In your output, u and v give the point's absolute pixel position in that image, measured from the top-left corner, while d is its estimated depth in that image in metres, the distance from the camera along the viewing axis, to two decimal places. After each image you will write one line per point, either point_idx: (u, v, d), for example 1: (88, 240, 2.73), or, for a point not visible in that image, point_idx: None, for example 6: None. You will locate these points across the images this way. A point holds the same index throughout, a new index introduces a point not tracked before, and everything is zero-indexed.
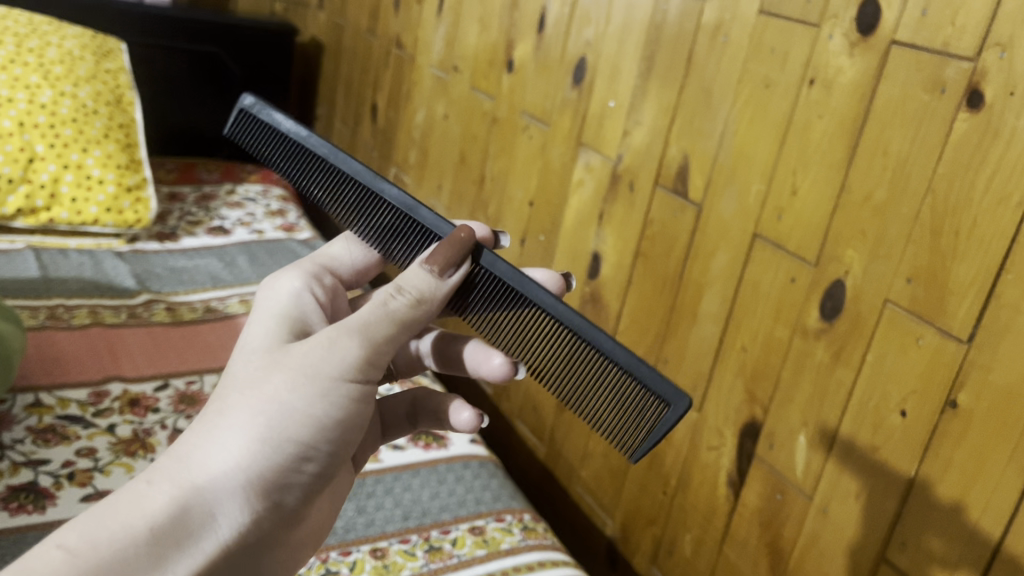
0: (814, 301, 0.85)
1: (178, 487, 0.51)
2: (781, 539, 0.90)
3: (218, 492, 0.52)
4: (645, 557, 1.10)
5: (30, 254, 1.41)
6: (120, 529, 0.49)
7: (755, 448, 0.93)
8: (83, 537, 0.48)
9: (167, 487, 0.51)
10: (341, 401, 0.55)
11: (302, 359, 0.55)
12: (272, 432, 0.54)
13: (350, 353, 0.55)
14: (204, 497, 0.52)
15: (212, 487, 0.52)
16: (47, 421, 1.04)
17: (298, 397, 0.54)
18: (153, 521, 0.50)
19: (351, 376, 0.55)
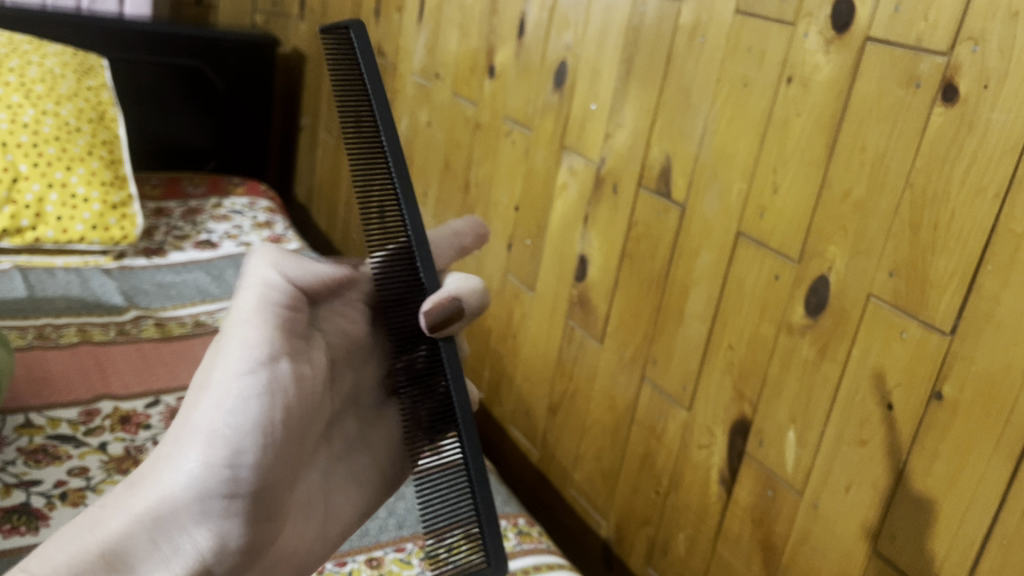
0: (799, 298, 0.86)
1: (125, 513, 0.54)
2: (773, 535, 0.90)
3: (158, 507, 0.55)
4: (640, 557, 1.11)
5: (16, 274, 1.40)
6: (73, 554, 0.51)
7: (745, 445, 0.93)
8: (40, 565, 0.50)
9: (118, 515, 0.54)
10: (259, 400, 0.61)
11: (214, 375, 0.61)
12: (202, 446, 0.57)
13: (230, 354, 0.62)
14: (158, 515, 0.55)
15: (160, 504, 0.55)
16: (39, 442, 1.03)
17: (217, 404, 0.59)
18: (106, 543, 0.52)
19: (241, 372, 0.61)
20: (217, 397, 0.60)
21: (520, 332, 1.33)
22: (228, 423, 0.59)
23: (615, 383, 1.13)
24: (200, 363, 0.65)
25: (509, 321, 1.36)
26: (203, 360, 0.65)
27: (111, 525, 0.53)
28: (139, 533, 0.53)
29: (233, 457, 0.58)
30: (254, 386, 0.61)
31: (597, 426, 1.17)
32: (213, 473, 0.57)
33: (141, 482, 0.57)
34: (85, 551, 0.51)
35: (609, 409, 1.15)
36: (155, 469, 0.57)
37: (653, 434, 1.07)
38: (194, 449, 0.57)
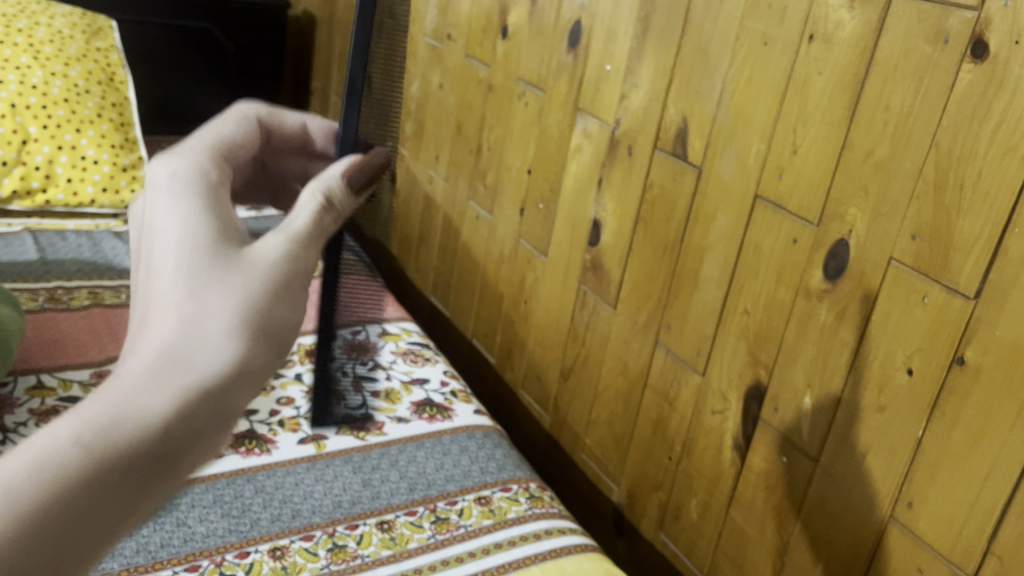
0: (817, 262, 0.84)
1: (152, 413, 0.39)
2: (788, 501, 0.89)
3: (198, 406, 0.41)
4: (652, 522, 1.10)
5: (28, 237, 1.41)
6: (90, 457, 0.37)
7: (760, 410, 0.92)
8: (49, 471, 0.36)
9: (130, 408, 0.39)
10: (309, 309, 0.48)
11: (203, 235, 0.45)
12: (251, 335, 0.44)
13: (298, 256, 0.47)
14: (179, 415, 0.40)
15: (182, 399, 0.40)
16: (50, 403, 1.04)
17: (234, 287, 0.44)
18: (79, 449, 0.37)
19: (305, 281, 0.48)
20: (223, 277, 0.44)
21: (533, 297, 1.32)
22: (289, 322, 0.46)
23: (628, 348, 1.12)
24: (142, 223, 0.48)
25: (522, 286, 1.35)
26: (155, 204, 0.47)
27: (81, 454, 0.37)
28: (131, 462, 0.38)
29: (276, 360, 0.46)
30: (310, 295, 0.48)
31: (610, 390, 1.16)
32: (245, 367, 0.43)
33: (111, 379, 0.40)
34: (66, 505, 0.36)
35: (621, 374, 1.13)
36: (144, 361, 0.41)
37: (667, 399, 1.06)
38: (198, 349, 0.41)
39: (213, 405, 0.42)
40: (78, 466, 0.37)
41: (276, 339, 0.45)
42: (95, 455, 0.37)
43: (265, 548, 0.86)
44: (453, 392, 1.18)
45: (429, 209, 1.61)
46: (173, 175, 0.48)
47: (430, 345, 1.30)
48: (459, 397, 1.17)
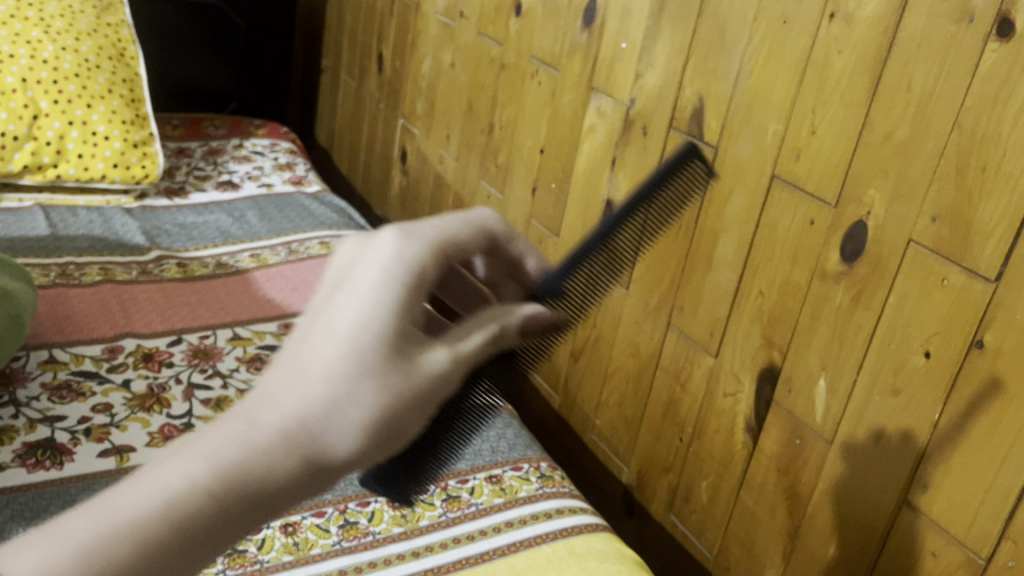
0: (834, 244, 0.83)
1: (273, 473, 0.44)
2: (800, 484, 0.89)
3: (308, 477, 0.45)
4: (662, 504, 1.10)
5: (39, 213, 1.41)
6: (196, 498, 0.43)
7: (773, 393, 0.92)
8: (158, 501, 0.42)
9: (252, 462, 0.44)
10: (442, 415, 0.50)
11: (364, 326, 0.45)
12: (384, 432, 0.46)
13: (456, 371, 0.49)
14: (294, 483, 0.45)
15: (304, 468, 0.44)
16: (63, 377, 1.04)
17: (362, 389, 0.45)
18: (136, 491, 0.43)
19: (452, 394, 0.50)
20: (371, 373, 0.45)
21: None
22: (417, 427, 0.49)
23: (640, 330, 1.11)
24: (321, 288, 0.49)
25: None
26: (356, 261, 0.48)
27: (184, 502, 0.42)
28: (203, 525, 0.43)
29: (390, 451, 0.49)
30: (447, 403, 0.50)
31: (620, 371, 1.16)
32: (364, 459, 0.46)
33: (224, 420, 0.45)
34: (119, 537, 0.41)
35: (633, 355, 1.13)
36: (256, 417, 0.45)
37: (678, 381, 1.05)
38: (304, 438, 0.44)
39: (299, 495, 0.46)
40: (158, 509, 0.42)
41: (377, 450, 0.47)
42: (190, 495, 0.43)
43: (277, 524, 0.86)
44: None
45: (439, 189, 1.61)
46: (375, 255, 0.47)
47: None
48: None
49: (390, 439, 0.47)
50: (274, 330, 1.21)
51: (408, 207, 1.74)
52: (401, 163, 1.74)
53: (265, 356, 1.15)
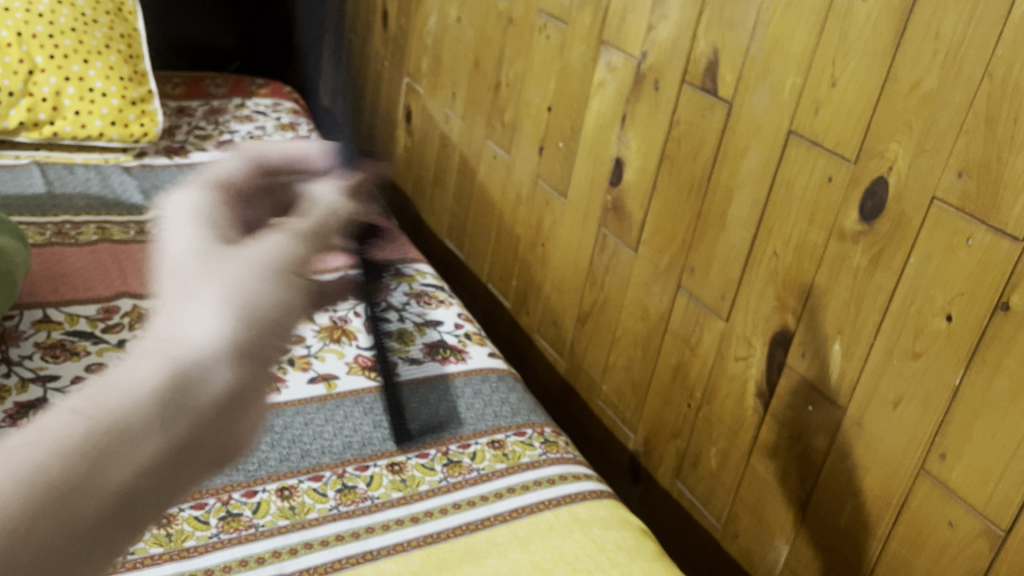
0: (853, 202, 0.80)
1: (166, 362, 0.61)
2: (813, 451, 0.86)
3: (189, 360, 0.61)
4: (669, 470, 1.08)
5: (35, 170, 1.38)
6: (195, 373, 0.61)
7: (786, 357, 0.89)
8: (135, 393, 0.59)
9: (167, 358, 0.62)
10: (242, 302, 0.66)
11: (195, 270, 0.67)
12: (211, 320, 0.64)
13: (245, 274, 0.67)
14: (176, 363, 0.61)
15: (172, 353, 0.62)
16: (56, 337, 1.01)
17: (198, 295, 0.65)
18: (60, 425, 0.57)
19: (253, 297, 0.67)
20: (205, 282, 0.66)
21: (550, 240, 1.28)
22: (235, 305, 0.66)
23: (649, 293, 1.08)
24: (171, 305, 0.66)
25: (539, 228, 1.31)
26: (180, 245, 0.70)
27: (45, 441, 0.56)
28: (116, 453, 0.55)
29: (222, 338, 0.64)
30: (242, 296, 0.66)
31: (628, 335, 1.13)
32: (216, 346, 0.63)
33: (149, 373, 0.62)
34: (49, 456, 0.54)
35: (641, 319, 1.10)
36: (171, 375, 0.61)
37: (688, 344, 1.02)
38: (175, 355, 0.61)
39: (175, 407, 0.59)
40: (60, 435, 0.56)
41: (199, 374, 0.61)
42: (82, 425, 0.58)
43: (273, 488, 0.84)
44: (468, 335, 1.16)
45: (445, 149, 1.57)
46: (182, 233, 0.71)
47: (444, 287, 1.27)
48: (473, 340, 1.15)
49: (241, 347, 0.65)
50: None
51: (413, 167, 1.71)
52: (407, 123, 1.70)
53: None
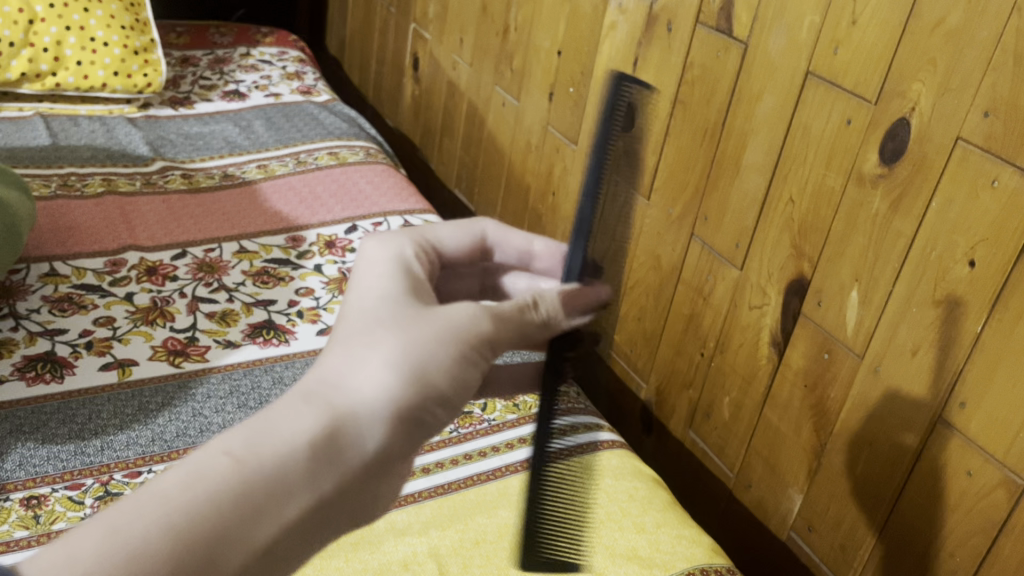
0: (873, 144, 0.77)
1: (249, 452, 0.39)
2: (828, 401, 0.85)
3: (298, 436, 0.40)
4: (682, 421, 1.07)
5: (39, 122, 1.36)
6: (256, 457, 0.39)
7: (802, 306, 0.87)
8: (213, 456, 0.39)
9: (249, 434, 0.40)
10: (440, 363, 0.43)
11: (373, 300, 0.44)
12: (370, 375, 0.42)
13: (457, 317, 0.44)
14: (261, 457, 0.39)
15: (305, 413, 0.41)
16: (64, 291, 1.01)
17: (385, 335, 0.43)
18: (305, 458, 0.40)
19: (451, 364, 0.43)
20: (408, 314, 0.44)
21: (561, 189, 1.26)
22: (424, 360, 0.42)
23: (661, 242, 1.06)
24: (373, 244, 0.48)
25: (549, 177, 1.28)
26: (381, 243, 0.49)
27: (210, 473, 0.38)
28: (259, 480, 0.38)
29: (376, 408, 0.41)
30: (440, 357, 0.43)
31: (640, 285, 1.11)
32: (355, 419, 0.41)
33: (358, 300, 0.45)
34: (194, 477, 0.38)
35: (653, 269, 1.08)
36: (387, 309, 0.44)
37: (700, 294, 1.01)
38: (268, 437, 0.40)
39: (230, 523, 0.37)
40: (229, 479, 0.38)
41: (339, 463, 0.41)
42: (243, 471, 0.38)
43: None
44: None
45: (453, 97, 1.54)
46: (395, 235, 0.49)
47: None
48: None
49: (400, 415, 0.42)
50: (281, 243, 1.17)
51: (420, 116, 1.68)
52: (414, 70, 1.67)
53: (272, 270, 1.11)
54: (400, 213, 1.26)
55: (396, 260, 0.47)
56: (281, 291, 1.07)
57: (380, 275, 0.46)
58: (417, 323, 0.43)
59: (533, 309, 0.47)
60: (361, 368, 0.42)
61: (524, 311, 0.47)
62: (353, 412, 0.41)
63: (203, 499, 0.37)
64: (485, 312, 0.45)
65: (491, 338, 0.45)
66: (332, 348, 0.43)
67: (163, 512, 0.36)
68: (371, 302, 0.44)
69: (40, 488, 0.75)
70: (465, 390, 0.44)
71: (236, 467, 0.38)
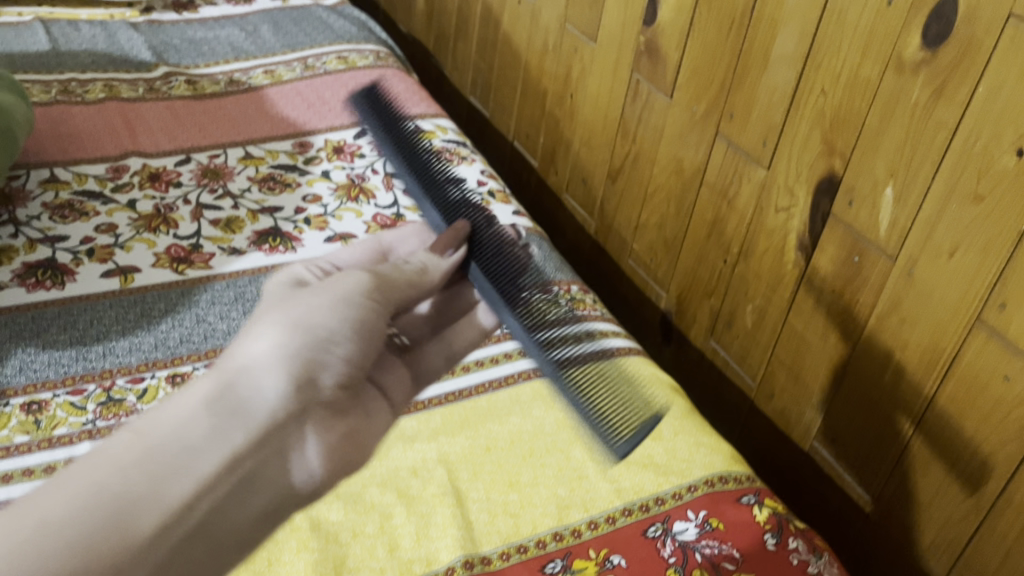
0: (915, 27, 0.70)
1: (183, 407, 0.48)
2: (856, 305, 0.81)
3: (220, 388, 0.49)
4: (702, 330, 1.04)
5: (38, 27, 1.31)
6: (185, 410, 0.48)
7: (832, 206, 0.82)
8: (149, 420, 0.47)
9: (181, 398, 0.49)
10: (327, 319, 0.53)
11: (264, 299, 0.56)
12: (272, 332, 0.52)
13: (338, 284, 0.55)
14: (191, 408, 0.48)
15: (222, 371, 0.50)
16: (65, 197, 0.98)
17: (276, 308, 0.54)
18: (207, 414, 0.48)
19: (336, 317, 0.53)
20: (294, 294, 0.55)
21: (579, 91, 1.20)
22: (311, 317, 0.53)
23: (684, 144, 1.01)
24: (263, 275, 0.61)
25: (567, 78, 1.22)
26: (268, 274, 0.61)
27: (114, 440, 0.46)
28: (162, 436, 0.47)
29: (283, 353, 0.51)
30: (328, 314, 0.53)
31: (661, 190, 1.06)
32: (267, 369, 0.50)
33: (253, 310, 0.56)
34: (102, 447, 0.46)
35: (675, 173, 1.03)
36: (275, 300, 0.55)
37: (724, 197, 0.96)
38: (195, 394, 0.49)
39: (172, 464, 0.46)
40: (156, 433, 0.47)
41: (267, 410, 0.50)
42: (148, 434, 0.47)
43: None
44: (491, 193, 1.09)
45: None
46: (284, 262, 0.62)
47: (466, 143, 1.20)
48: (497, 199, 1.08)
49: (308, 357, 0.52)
50: (289, 149, 1.13)
51: (434, 19, 1.60)
52: None
53: (278, 176, 1.07)
54: (411, 118, 1.21)
55: (288, 274, 0.60)
56: (287, 198, 1.03)
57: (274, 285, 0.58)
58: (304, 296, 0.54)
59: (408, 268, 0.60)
60: (252, 342, 0.52)
61: (401, 273, 0.60)
62: (261, 363, 0.51)
63: (111, 456, 0.45)
64: (363, 277, 0.56)
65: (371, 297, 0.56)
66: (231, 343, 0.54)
67: (81, 467, 0.44)
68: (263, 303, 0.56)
69: (42, 394, 0.74)
70: (356, 333, 0.54)
71: (136, 432, 0.47)
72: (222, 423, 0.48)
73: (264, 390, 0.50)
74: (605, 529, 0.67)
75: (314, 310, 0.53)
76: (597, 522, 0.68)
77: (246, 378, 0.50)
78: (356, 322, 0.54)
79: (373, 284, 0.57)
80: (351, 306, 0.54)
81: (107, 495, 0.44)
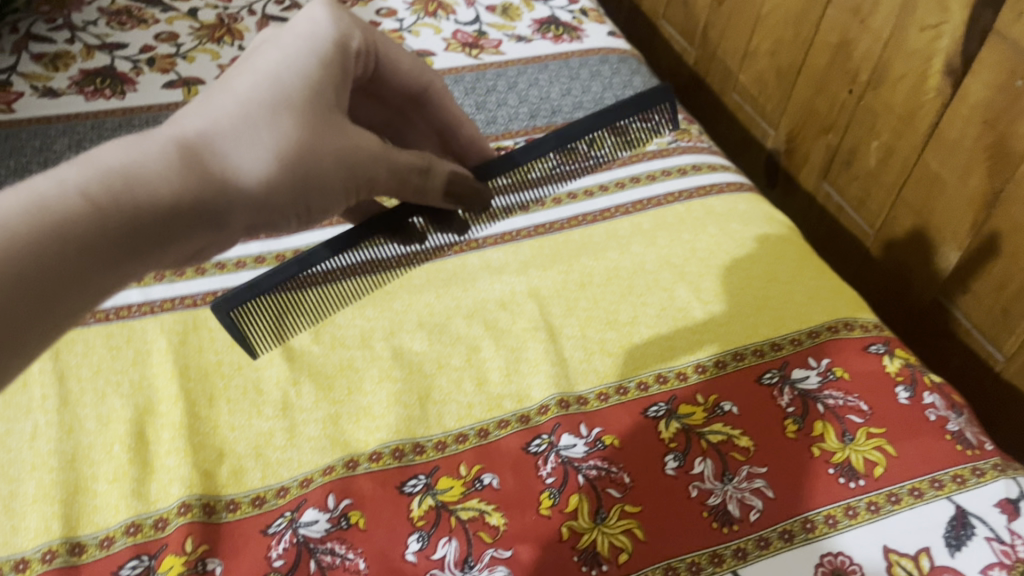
0: None
1: (137, 186, 0.35)
2: (1011, 140, 0.68)
3: (184, 186, 0.37)
4: (815, 172, 0.94)
5: None
6: (134, 194, 0.35)
7: (994, 20, 0.67)
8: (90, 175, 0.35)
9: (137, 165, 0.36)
10: (332, 179, 0.41)
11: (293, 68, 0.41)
12: (272, 147, 0.39)
13: (364, 144, 0.42)
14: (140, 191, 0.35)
15: (198, 161, 0.37)
16: (122, 3, 0.90)
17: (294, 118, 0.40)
18: (151, 213, 0.36)
19: (336, 184, 0.42)
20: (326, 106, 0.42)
21: None
22: (322, 166, 0.40)
23: None
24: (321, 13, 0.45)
25: None
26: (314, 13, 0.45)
27: (57, 203, 0.33)
28: (98, 235, 0.34)
29: (265, 186, 0.39)
30: (333, 176, 0.41)
31: (778, 12, 0.93)
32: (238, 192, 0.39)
33: (260, 64, 0.41)
34: (44, 210, 0.33)
35: None
36: (296, 90, 0.41)
37: (856, 16, 0.82)
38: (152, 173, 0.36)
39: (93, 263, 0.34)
40: (94, 207, 0.34)
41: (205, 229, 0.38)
42: (91, 218, 0.34)
43: None
44: (584, 11, 0.98)
45: None
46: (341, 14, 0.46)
47: None
48: (590, 18, 0.97)
49: (289, 203, 0.40)
50: None
51: None
52: None
53: None
54: None
55: (327, 42, 0.44)
56: (359, 12, 0.94)
57: (299, 48, 0.43)
58: (334, 126, 0.41)
59: (426, 179, 0.46)
60: (242, 137, 0.39)
61: (418, 174, 0.45)
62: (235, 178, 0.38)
63: (40, 241, 0.32)
64: (388, 153, 0.44)
65: (378, 179, 0.44)
66: (206, 110, 0.39)
67: (3, 237, 0.32)
68: (276, 73, 0.41)
69: None
70: (334, 204, 0.43)
71: (96, 209, 0.34)
72: (170, 234, 0.37)
73: (229, 212, 0.39)
74: (713, 374, 0.61)
75: (329, 163, 0.41)
76: (703, 366, 0.61)
77: (224, 190, 0.38)
78: (348, 193, 0.43)
79: (385, 173, 0.44)
80: (351, 188, 0.43)
81: (27, 292, 0.32)
